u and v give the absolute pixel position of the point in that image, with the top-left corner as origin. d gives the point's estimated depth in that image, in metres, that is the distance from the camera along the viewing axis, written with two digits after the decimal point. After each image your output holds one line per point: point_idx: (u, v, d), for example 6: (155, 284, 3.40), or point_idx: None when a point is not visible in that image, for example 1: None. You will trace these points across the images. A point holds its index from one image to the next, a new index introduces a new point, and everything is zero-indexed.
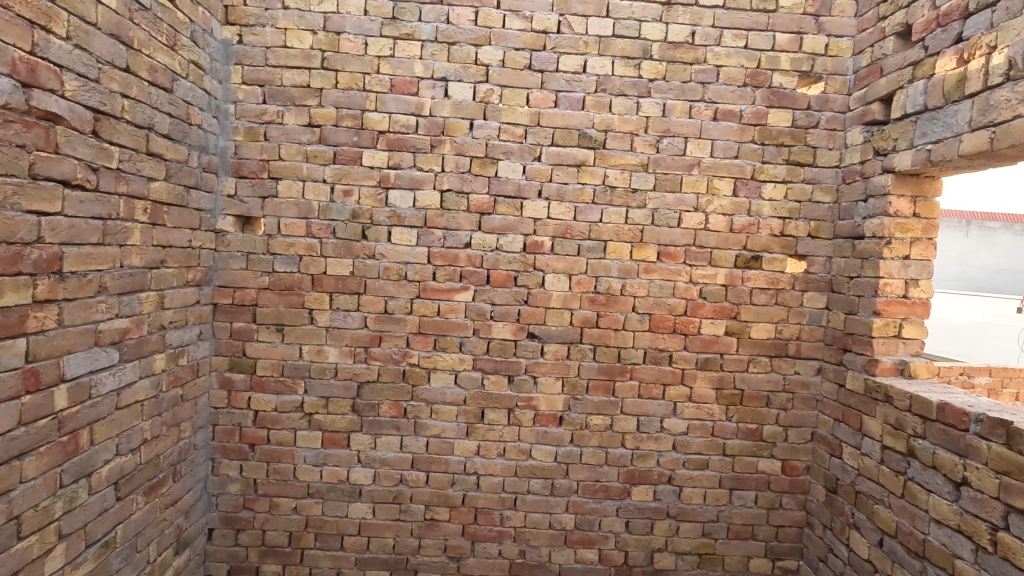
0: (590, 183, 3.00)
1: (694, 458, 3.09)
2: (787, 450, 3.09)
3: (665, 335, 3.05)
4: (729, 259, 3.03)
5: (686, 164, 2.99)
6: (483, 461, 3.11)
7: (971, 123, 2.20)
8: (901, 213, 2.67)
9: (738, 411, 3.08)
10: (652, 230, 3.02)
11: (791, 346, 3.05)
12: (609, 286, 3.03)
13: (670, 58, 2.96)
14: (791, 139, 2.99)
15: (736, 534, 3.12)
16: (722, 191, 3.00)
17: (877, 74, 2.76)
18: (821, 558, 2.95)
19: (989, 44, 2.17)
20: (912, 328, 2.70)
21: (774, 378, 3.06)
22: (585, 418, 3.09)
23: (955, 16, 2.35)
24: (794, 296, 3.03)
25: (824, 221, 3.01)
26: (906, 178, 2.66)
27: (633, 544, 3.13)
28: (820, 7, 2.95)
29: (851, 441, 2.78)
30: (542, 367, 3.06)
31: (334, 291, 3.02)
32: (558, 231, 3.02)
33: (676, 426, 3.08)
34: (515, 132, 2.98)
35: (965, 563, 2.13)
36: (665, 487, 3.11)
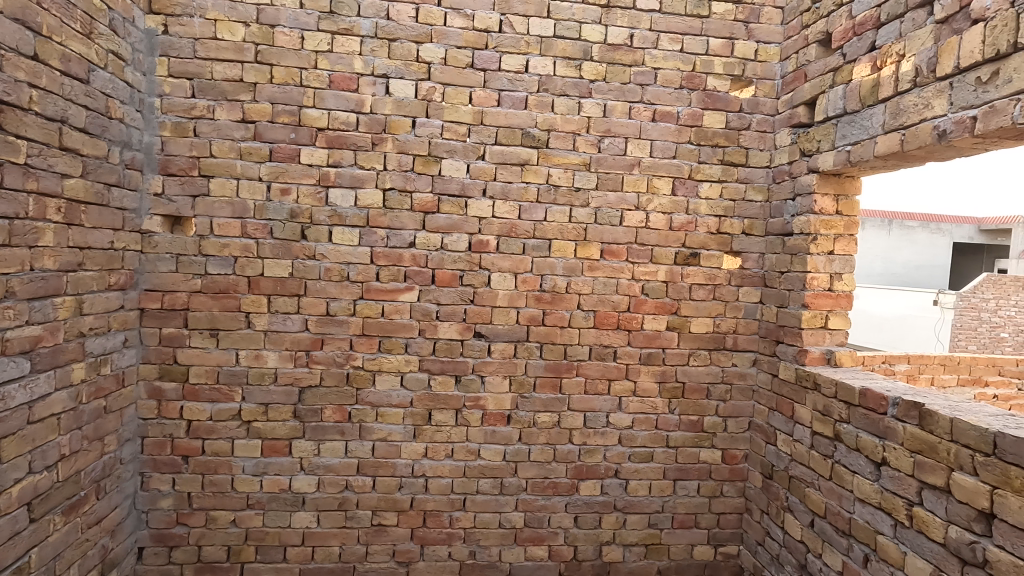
0: (534, 182, 3.02)
1: (640, 451, 3.16)
2: (726, 440, 3.21)
3: (610, 331, 3.11)
4: (670, 256, 3.11)
5: (626, 164, 3.06)
6: (431, 463, 3.07)
7: (884, 125, 2.35)
8: (826, 210, 2.82)
9: (681, 404, 3.17)
10: (595, 229, 3.07)
11: (729, 339, 3.17)
12: (554, 284, 3.06)
13: (609, 59, 3.02)
14: (725, 140, 3.11)
15: (681, 523, 3.21)
16: (661, 190, 3.09)
17: (802, 80, 2.91)
18: (759, 541, 3.08)
19: (898, 53, 2.32)
20: (837, 319, 2.86)
21: (713, 370, 3.18)
22: (533, 416, 3.10)
23: (869, 26, 2.50)
24: (730, 291, 3.16)
25: (757, 219, 3.15)
26: (830, 178, 2.81)
27: (582, 539, 3.17)
28: (750, 14, 3.09)
29: (785, 428, 2.91)
30: (489, 367, 3.06)
31: (272, 293, 2.92)
32: (503, 230, 3.02)
33: (622, 420, 3.14)
34: (458, 131, 2.97)
35: (885, 537, 2.26)
36: (612, 481, 3.16)
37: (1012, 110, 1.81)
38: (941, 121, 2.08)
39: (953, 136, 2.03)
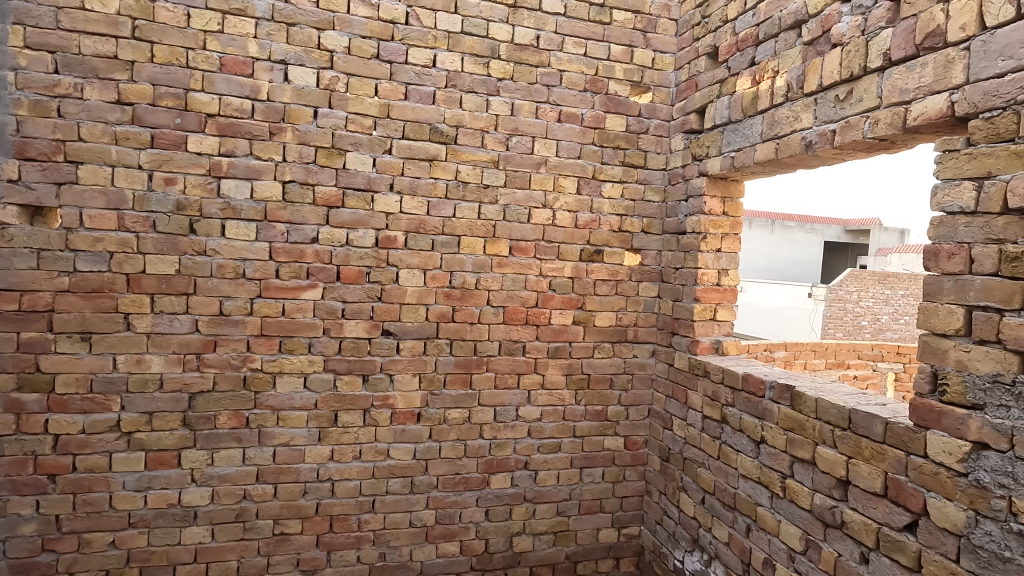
0: (443, 178, 3.01)
1: (548, 442, 3.26)
2: (628, 427, 3.38)
3: (518, 326, 3.17)
4: (575, 253, 3.23)
5: (534, 163, 3.13)
6: (338, 466, 2.98)
7: (763, 135, 2.58)
8: (714, 211, 3.05)
9: (586, 395, 3.30)
10: (504, 226, 3.11)
11: (630, 331, 3.35)
12: (463, 280, 3.07)
13: (516, 59, 3.07)
14: (626, 142, 3.26)
15: (587, 509, 3.34)
16: (567, 189, 3.19)
17: (693, 89, 3.12)
18: (658, 521, 3.29)
19: (773, 69, 2.55)
20: (724, 312, 3.10)
21: (615, 361, 3.34)
22: (443, 412, 3.10)
23: (749, 43, 2.72)
24: (631, 286, 3.33)
25: (655, 219, 3.34)
26: (718, 182, 3.04)
27: (493, 532, 3.21)
28: (647, 24, 3.26)
29: (680, 414, 3.12)
30: (398, 365, 3.01)
31: (155, 292, 2.68)
32: (411, 226, 2.98)
33: (531, 413, 3.22)
34: (363, 123, 2.88)
35: (764, 508, 2.50)
36: (522, 473, 3.23)
37: (863, 126, 2.06)
38: (808, 133, 2.32)
39: (817, 147, 2.27)
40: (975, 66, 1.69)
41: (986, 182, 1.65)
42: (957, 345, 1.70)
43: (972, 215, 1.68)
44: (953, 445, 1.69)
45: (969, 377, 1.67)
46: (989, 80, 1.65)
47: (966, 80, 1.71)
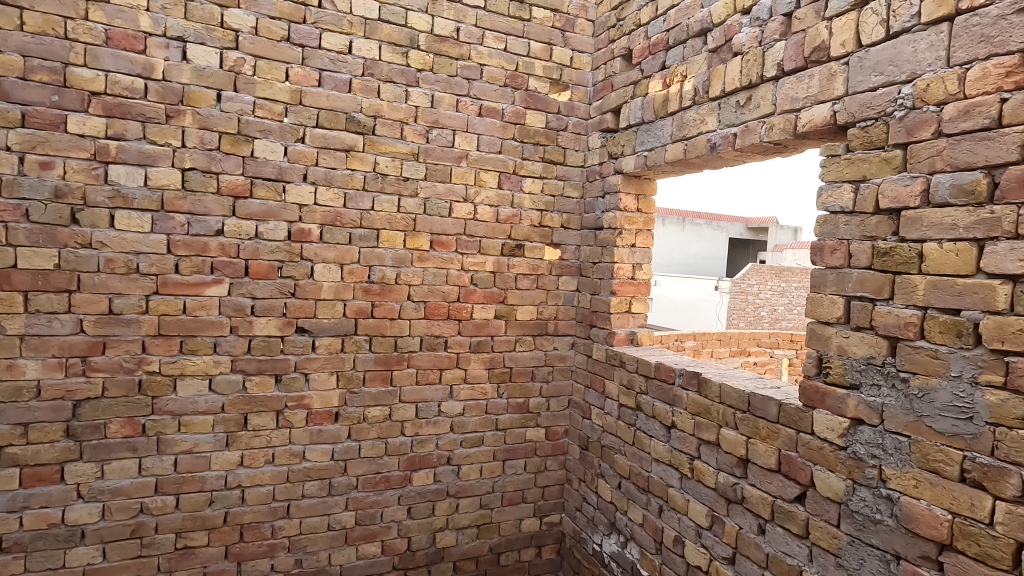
0: (360, 169, 2.91)
1: (470, 437, 3.26)
2: (549, 418, 3.46)
3: (440, 321, 3.14)
4: (497, 248, 3.24)
5: (455, 156, 3.10)
6: (248, 471, 2.82)
7: (672, 135, 2.71)
8: (628, 208, 3.17)
9: (508, 388, 3.34)
10: (424, 219, 3.06)
11: (550, 324, 3.42)
12: (383, 275, 2.99)
13: (436, 50, 3.02)
14: (546, 139, 3.32)
15: (510, 500, 3.38)
16: (488, 184, 3.19)
17: (609, 89, 3.22)
18: (577, 507, 3.39)
19: (682, 74, 2.68)
20: (639, 304, 3.24)
21: (536, 354, 3.39)
22: (362, 411, 3.01)
23: (660, 47, 2.84)
24: (551, 280, 3.40)
25: (573, 215, 3.43)
26: (632, 180, 3.17)
27: (415, 529, 3.18)
28: (565, 23, 3.33)
29: (598, 403, 3.24)
30: (313, 363, 2.89)
31: (29, 289, 2.39)
32: (327, 219, 2.86)
33: (453, 408, 3.21)
34: (273, 109, 2.73)
35: (674, 489, 2.64)
36: (445, 468, 3.22)
37: (760, 131, 2.22)
38: (713, 136, 2.47)
39: (721, 149, 2.42)
40: (853, 79, 1.87)
41: (861, 185, 1.83)
42: (838, 332, 1.88)
43: (850, 214, 1.86)
44: (836, 422, 1.88)
45: (848, 360, 1.86)
46: (865, 93, 1.83)
47: (846, 92, 1.89)
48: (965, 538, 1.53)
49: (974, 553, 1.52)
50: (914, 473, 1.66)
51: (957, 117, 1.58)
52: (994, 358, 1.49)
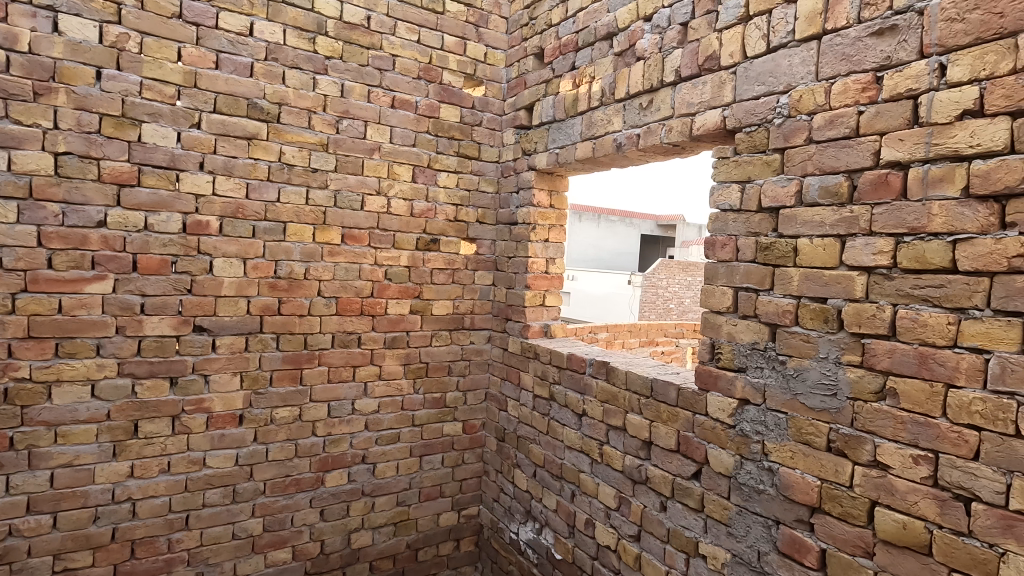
0: (264, 159, 2.77)
1: (386, 434, 3.21)
2: (466, 412, 3.47)
3: (352, 317, 3.06)
4: (411, 242, 3.21)
5: (366, 148, 3.03)
6: (140, 483, 2.61)
7: (582, 134, 2.81)
8: (542, 204, 3.24)
9: (425, 383, 3.32)
10: (335, 212, 2.96)
11: (467, 319, 3.43)
12: (290, 270, 2.87)
13: (345, 38, 2.93)
14: (460, 133, 3.32)
15: (427, 496, 3.37)
16: (402, 177, 3.14)
17: (522, 86, 3.28)
18: (495, 498, 3.44)
19: (590, 75, 2.79)
20: (552, 297, 3.33)
21: (453, 348, 3.40)
22: (269, 412, 2.88)
23: (570, 48, 2.93)
24: (467, 275, 3.41)
25: (489, 210, 3.46)
26: (545, 176, 3.25)
27: (329, 532, 3.09)
28: (479, 19, 3.34)
29: (514, 395, 3.30)
30: (214, 364, 2.72)
31: None
32: (227, 210, 2.70)
33: (367, 406, 3.14)
34: (164, 92, 2.53)
35: (586, 474, 2.76)
36: (359, 467, 3.15)
37: (661, 133, 2.36)
38: (618, 136, 2.59)
39: (626, 148, 2.54)
40: (740, 88, 2.03)
41: (747, 185, 2.00)
42: (728, 320, 2.05)
43: (737, 212, 2.03)
44: (726, 402, 2.05)
45: (736, 346, 2.03)
46: (749, 101, 2.00)
47: (734, 99, 2.05)
48: (831, 500, 1.73)
49: (838, 513, 1.71)
50: (790, 446, 1.84)
51: (824, 126, 1.76)
52: (853, 340, 1.68)
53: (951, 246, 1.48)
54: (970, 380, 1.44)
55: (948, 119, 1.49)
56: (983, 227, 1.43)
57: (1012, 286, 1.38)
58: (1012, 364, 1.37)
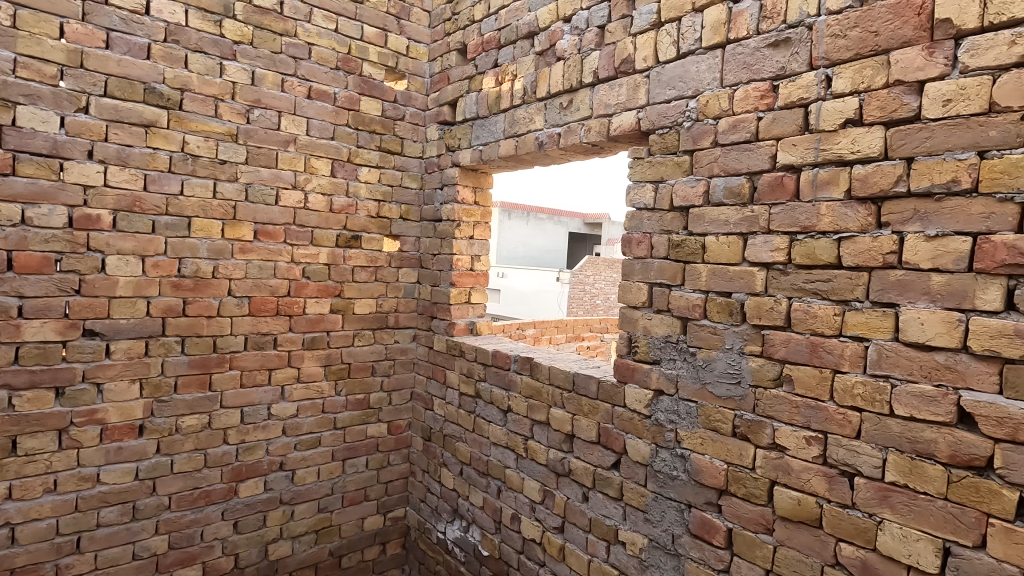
0: (164, 148, 2.57)
1: (306, 439, 3.08)
2: (391, 412, 3.40)
3: (267, 317, 2.91)
4: (331, 239, 3.09)
5: (281, 140, 2.88)
6: (21, 505, 2.36)
7: (504, 132, 2.82)
8: (466, 200, 3.22)
9: (347, 384, 3.21)
10: (246, 207, 2.80)
11: (390, 317, 3.36)
12: (196, 268, 2.68)
13: (256, 23, 2.78)
14: (382, 127, 3.23)
15: (351, 500, 3.26)
16: (320, 171, 3.02)
17: (445, 82, 3.24)
18: (421, 498, 3.39)
19: (513, 73, 2.80)
20: (478, 295, 3.32)
21: (376, 348, 3.31)
22: (174, 421, 2.68)
23: (492, 45, 2.93)
24: (391, 272, 3.33)
25: (412, 206, 3.40)
26: (469, 173, 3.23)
27: (243, 545, 2.92)
28: (401, 11, 3.27)
29: (440, 393, 3.27)
30: (108, 371, 2.50)
31: None
32: (122, 204, 2.48)
33: (285, 410, 3.00)
34: (44, 71, 2.30)
35: (512, 470, 2.78)
36: (276, 475, 3.00)
37: (580, 132, 2.41)
38: (540, 134, 2.62)
39: (547, 147, 2.58)
40: (653, 91, 2.11)
41: (659, 185, 2.08)
42: (644, 314, 2.13)
43: (652, 210, 2.11)
44: (642, 394, 2.13)
45: (651, 339, 2.11)
46: (662, 104, 2.08)
47: (648, 102, 2.13)
48: (737, 482, 1.84)
49: (742, 494, 1.83)
50: (700, 432, 1.94)
51: (728, 130, 1.87)
52: (755, 332, 1.80)
53: (836, 243, 1.61)
54: (853, 366, 1.58)
55: (833, 127, 1.62)
56: (862, 226, 1.56)
57: (887, 280, 1.52)
58: (887, 350, 1.51)
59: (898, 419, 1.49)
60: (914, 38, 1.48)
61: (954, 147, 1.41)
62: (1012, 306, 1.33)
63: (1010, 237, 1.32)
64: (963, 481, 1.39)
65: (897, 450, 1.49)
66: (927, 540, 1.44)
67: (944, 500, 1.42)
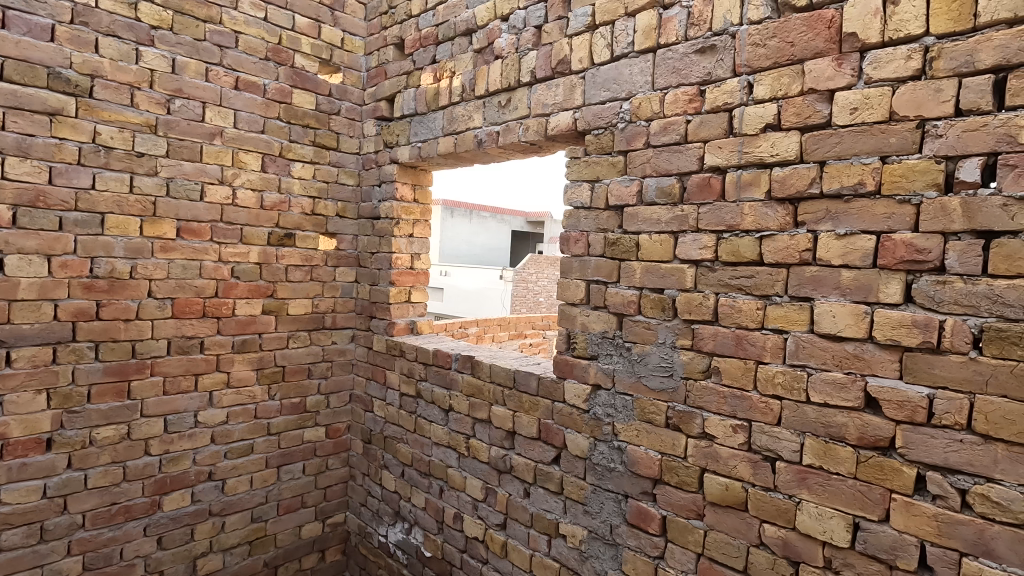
0: (72, 139, 2.38)
1: (237, 447, 2.94)
2: (329, 416, 3.30)
3: (192, 320, 2.75)
4: (262, 237, 2.96)
5: (205, 132, 2.73)
6: None
7: (443, 129, 2.80)
8: (405, 198, 3.17)
9: (281, 388, 3.09)
10: (167, 203, 2.64)
11: (327, 318, 3.26)
12: (111, 268, 2.50)
13: (176, 8, 2.62)
14: (316, 122, 3.12)
15: (287, 508, 3.14)
16: (249, 166, 2.88)
17: (382, 77, 3.17)
18: (362, 502, 3.31)
19: (451, 70, 2.78)
20: (418, 294, 3.28)
21: (313, 350, 3.20)
22: (88, 433, 2.49)
23: (430, 41, 2.89)
24: (327, 272, 3.23)
25: (349, 203, 3.31)
26: (408, 170, 3.18)
27: (169, 561, 2.76)
28: (335, 2, 3.17)
29: (380, 395, 3.20)
30: (9, 381, 2.30)
31: None
32: (23, 198, 2.28)
33: (213, 417, 2.85)
34: None
35: (454, 469, 2.76)
36: (205, 486, 2.85)
37: (518, 131, 2.43)
38: (479, 132, 2.61)
39: (486, 145, 2.58)
40: (588, 92, 2.15)
41: (596, 185, 2.13)
42: (582, 311, 2.17)
43: (588, 209, 2.16)
44: (581, 389, 2.17)
45: (588, 336, 2.16)
46: (597, 105, 2.13)
47: (584, 103, 2.17)
48: (670, 471, 1.91)
49: (675, 482, 1.90)
50: (636, 425, 2.01)
51: (660, 132, 1.93)
52: (685, 327, 1.87)
53: (758, 241, 1.70)
54: (774, 357, 1.67)
55: (755, 131, 1.71)
56: (781, 225, 1.66)
57: (804, 276, 1.62)
58: (804, 342, 1.61)
59: (814, 406, 1.60)
60: (825, 50, 1.58)
61: (860, 152, 1.52)
62: (910, 299, 1.45)
63: (908, 236, 1.44)
64: (870, 460, 1.51)
65: (813, 435, 1.60)
66: (840, 517, 1.55)
67: (854, 479, 1.53)
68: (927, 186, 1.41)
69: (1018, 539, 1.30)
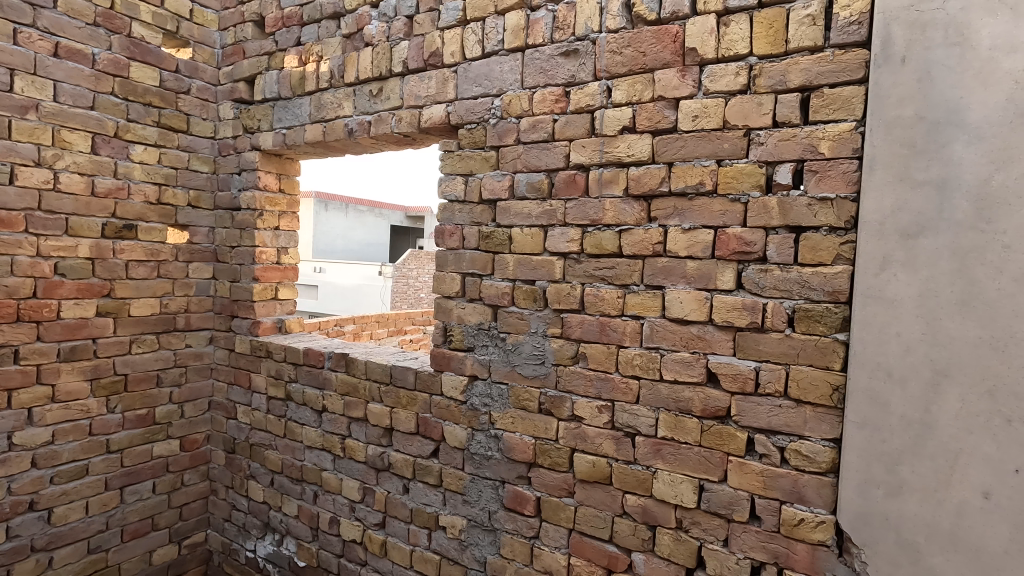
0: None
1: (66, 469, 2.56)
2: (183, 426, 2.99)
3: (2, 326, 2.34)
4: (95, 228, 2.59)
5: (15, 105, 2.33)
6: None
7: (311, 116, 2.65)
8: (269, 187, 2.95)
9: (122, 400, 2.74)
10: None
11: (180, 319, 2.94)
12: None
13: None
14: (160, 100, 2.79)
15: (133, 534, 2.80)
16: (75, 146, 2.51)
17: (240, 55, 2.93)
18: (226, 518, 3.05)
19: (318, 53, 2.63)
20: (286, 290, 3.08)
21: (162, 355, 2.87)
22: None
23: (294, 21, 2.72)
24: (177, 268, 2.91)
25: (203, 191, 3.01)
26: (272, 157, 2.96)
27: None
28: None
29: (244, 400, 2.97)
30: None
31: None
32: None
33: (34, 438, 2.46)
34: None
35: (329, 472, 2.65)
36: (24, 518, 2.45)
37: (391, 122, 2.37)
38: (349, 121, 2.51)
39: (357, 135, 2.49)
40: (461, 87, 2.17)
41: (469, 178, 2.16)
42: (458, 304, 2.20)
43: (462, 203, 2.18)
44: (457, 380, 2.20)
45: (464, 328, 2.19)
46: (469, 100, 2.15)
47: (456, 97, 2.19)
48: (543, 454, 2.00)
49: (548, 464, 2.00)
50: (511, 412, 2.07)
51: (529, 130, 2.01)
52: (555, 316, 1.97)
53: (618, 235, 1.83)
54: (632, 341, 1.82)
55: (614, 133, 1.84)
56: (637, 220, 1.81)
57: (657, 266, 1.78)
58: (657, 326, 1.78)
59: (666, 384, 1.77)
60: (671, 61, 1.75)
61: (700, 156, 1.70)
62: (740, 286, 1.66)
63: (739, 231, 1.65)
64: (712, 429, 1.70)
65: (665, 410, 1.77)
66: (688, 481, 1.74)
67: (699, 446, 1.73)
68: (753, 187, 1.63)
69: (821, 484, 1.56)
